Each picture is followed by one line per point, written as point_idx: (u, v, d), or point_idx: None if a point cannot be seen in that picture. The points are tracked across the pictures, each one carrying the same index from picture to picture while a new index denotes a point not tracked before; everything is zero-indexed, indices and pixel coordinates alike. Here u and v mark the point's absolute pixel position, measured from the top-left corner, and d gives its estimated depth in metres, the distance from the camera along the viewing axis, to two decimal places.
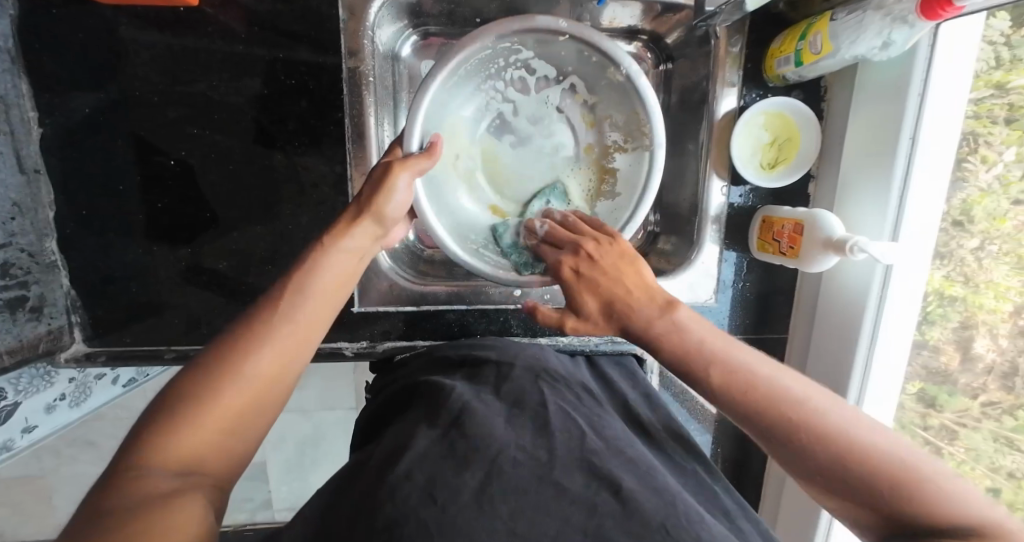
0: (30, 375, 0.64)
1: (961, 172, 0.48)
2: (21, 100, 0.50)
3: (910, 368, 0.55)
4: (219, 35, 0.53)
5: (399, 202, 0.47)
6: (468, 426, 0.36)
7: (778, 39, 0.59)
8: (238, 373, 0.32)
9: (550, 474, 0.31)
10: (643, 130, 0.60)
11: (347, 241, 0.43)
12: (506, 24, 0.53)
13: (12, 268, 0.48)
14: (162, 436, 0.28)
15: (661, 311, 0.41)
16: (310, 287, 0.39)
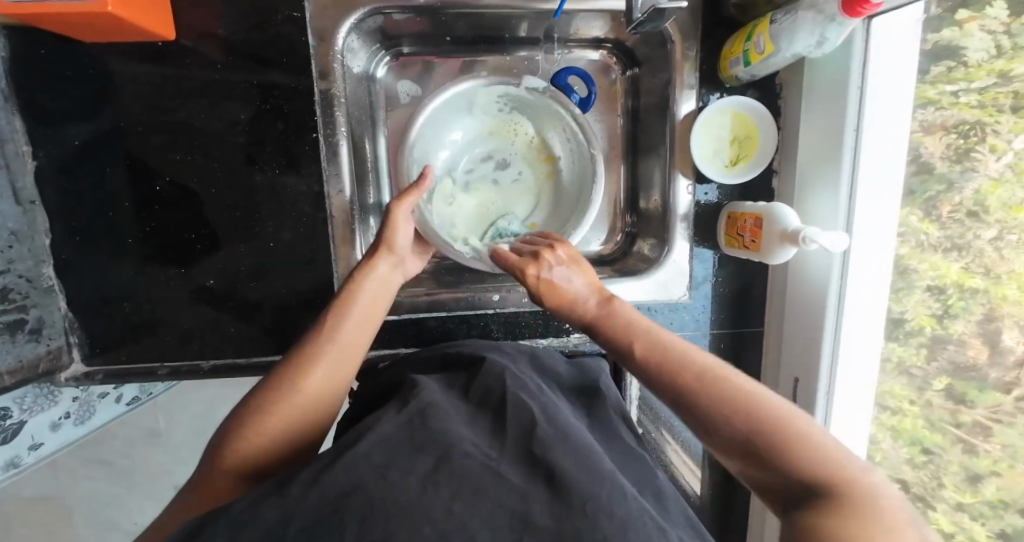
0: (34, 395, 0.69)
1: (970, 161, 0.46)
2: (15, 135, 0.54)
3: (935, 362, 0.51)
4: (197, 65, 0.56)
5: (404, 234, 0.57)
6: (431, 419, 0.38)
7: (729, 42, 0.61)
8: (299, 386, 0.44)
9: (495, 465, 0.34)
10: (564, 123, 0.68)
11: (371, 277, 0.55)
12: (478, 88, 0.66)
13: (11, 292, 0.52)
14: (245, 429, 0.40)
15: (589, 294, 0.50)
16: (347, 323, 0.50)
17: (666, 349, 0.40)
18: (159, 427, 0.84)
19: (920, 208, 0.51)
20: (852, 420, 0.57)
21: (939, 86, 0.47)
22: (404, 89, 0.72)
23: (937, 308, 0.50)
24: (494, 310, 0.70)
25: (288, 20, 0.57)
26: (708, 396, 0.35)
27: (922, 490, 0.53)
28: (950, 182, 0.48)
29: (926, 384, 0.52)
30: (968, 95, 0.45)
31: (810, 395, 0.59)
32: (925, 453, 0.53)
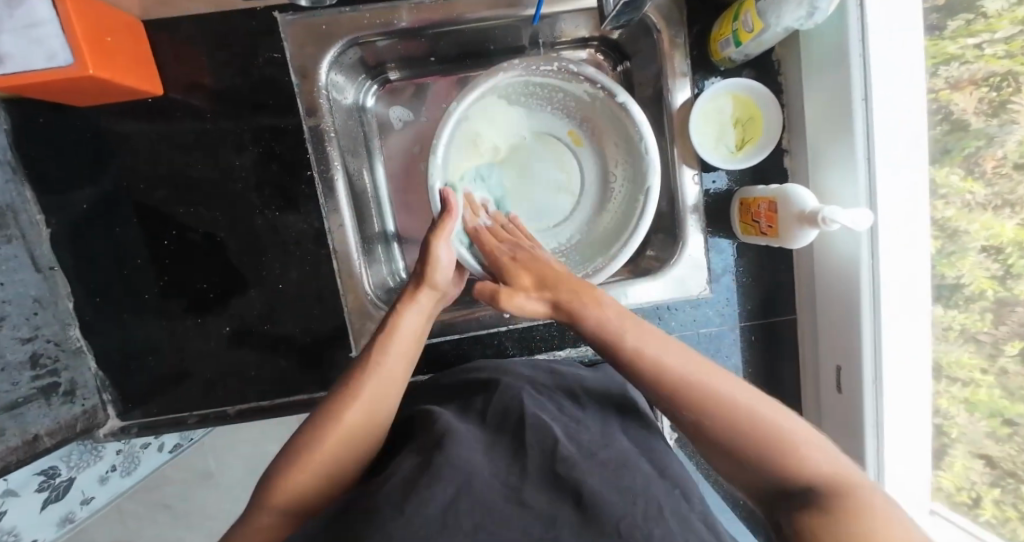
0: (80, 451, 0.68)
1: (1010, 113, 0.42)
2: (27, 205, 0.55)
3: (1006, 326, 0.45)
4: (188, 116, 0.58)
5: (444, 269, 0.52)
6: (447, 446, 0.37)
7: (717, 23, 0.59)
8: (335, 426, 0.41)
9: (517, 495, 0.33)
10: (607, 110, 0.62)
11: (413, 307, 0.51)
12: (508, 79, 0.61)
13: (42, 358, 0.54)
14: (307, 455, 0.40)
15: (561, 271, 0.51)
16: (388, 343, 0.47)
17: (695, 384, 0.35)
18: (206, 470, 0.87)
19: (961, 166, 0.46)
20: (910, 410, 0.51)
21: (960, 41, 0.45)
22: (397, 116, 0.73)
23: (998, 270, 0.45)
24: (506, 327, 0.67)
25: (269, 62, 0.58)
26: (735, 425, 0.33)
27: (1014, 466, 0.46)
28: (990, 137, 0.44)
29: (998, 350, 0.46)
30: (994, 47, 0.43)
31: (857, 384, 0.54)
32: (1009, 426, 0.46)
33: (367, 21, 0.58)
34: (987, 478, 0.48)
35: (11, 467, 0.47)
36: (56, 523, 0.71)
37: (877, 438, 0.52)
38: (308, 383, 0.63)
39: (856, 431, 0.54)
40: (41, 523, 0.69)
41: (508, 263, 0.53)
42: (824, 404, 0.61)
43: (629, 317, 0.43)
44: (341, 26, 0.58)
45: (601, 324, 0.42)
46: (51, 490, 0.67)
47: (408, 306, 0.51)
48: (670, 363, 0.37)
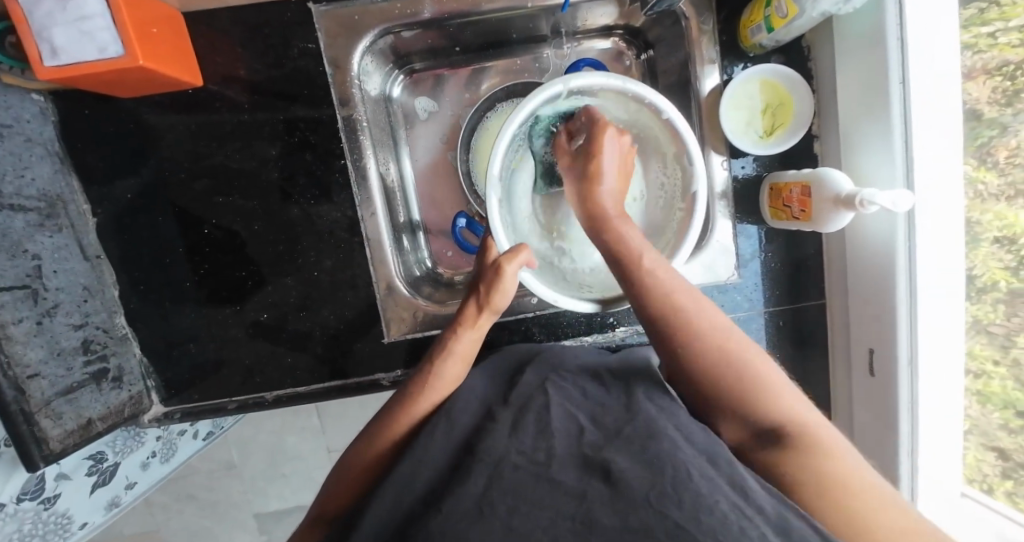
0: (124, 438, 0.69)
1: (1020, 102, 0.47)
2: (75, 196, 0.58)
3: (1018, 317, 0.49)
4: (226, 108, 0.59)
5: (507, 294, 0.52)
6: (476, 445, 0.38)
7: (747, 9, 0.58)
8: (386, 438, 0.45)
9: (545, 471, 0.34)
10: (650, 119, 0.58)
11: (466, 332, 0.52)
12: (561, 84, 0.53)
13: (92, 344, 0.56)
14: (356, 460, 0.45)
15: (620, 219, 0.48)
16: (442, 370, 0.49)
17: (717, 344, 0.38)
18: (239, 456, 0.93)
19: (973, 156, 0.50)
20: (944, 391, 0.51)
21: (973, 29, 0.47)
22: (422, 106, 0.73)
23: (1011, 261, 0.49)
24: (533, 314, 0.68)
25: (303, 53, 0.59)
26: (748, 389, 0.36)
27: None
28: (1003, 126, 0.48)
29: (1010, 341, 0.50)
30: (1008, 35, 0.45)
31: (890, 367, 0.54)
32: (1019, 417, 0.51)
33: (397, 11, 0.59)
34: (999, 470, 0.52)
35: (68, 450, 0.49)
36: (104, 507, 0.72)
37: (911, 417, 0.52)
38: (347, 368, 0.65)
39: (889, 413, 0.55)
40: (90, 507, 0.70)
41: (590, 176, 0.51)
42: (858, 390, 0.61)
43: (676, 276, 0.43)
44: (373, 16, 0.59)
45: (649, 271, 0.43)
46: (98, 474, 0.68)
47: (462, 326, 0.52)
48: (698, 323, 0.39)
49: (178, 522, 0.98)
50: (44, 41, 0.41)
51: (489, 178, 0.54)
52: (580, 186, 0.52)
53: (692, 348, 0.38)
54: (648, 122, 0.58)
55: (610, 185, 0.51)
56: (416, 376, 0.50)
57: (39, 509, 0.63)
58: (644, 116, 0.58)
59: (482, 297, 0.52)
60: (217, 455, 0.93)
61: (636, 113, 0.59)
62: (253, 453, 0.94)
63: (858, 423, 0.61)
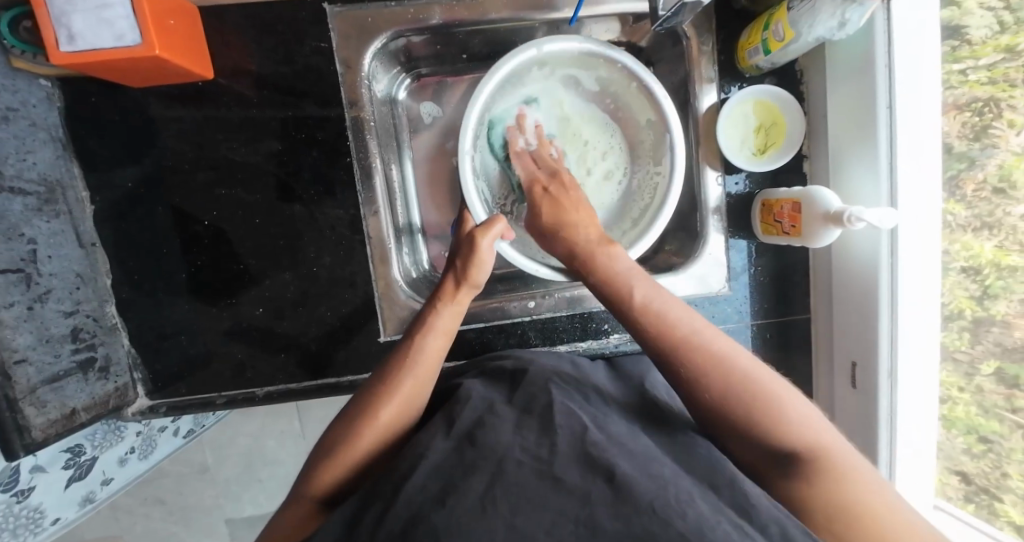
0: (103, 431, 0.67)
1: (989, 139, 0.50)
2: (74, 182, 0.57)
3: (981, 346, 0.53)
4: (235, 102, 0.59)
5: (484, 266, 0.56)
6: (479, 438, 0.38)
7: (745, 31, 0.61)
8: (372, 419, 0.44)
9: (549, 468, 0.34)
10: (620, 80, 0.65)
11: (448, 306, 0.54)
12: (534, 42, 0.59)
13: (81, 332, 0.54)
14: (339, 444, 0.43)
15: (600, 243, 0.54)
16: (421, 345, 0.50)
17: (722, 362, 0.39)
18: (218, 455, 0.91)
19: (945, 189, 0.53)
20: (921, 403, 0.54)
21: (947, 66, 0.51)
22: (427, 111, 0.74)
23: (976, 290, 0.52)
24: (530, 318, 0.69)
25: (316, 51, 0.60)
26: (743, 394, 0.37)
27: (986, 482, 0.54)
28: (971, 160, 0.51)
29: (975, 370, 0.54)
30: (977, 73, 0.49)
31: (871, 380, 0.56)
32: (981, 442, 0.55)
33: (410, 15, 0.61)
34: (962, 493, 0.56)
35: (50, 439, 0.47)
36: (77, 503, 0.70)
37: (891, 428, 0.54)
38: (341, 367, 0.64)
39: (868, 424, 0.57)
40: (63, 503, 0.67)
41: (544, 192, 0.63)
42: (840, 401, 0.63)
43: (658, 290, 0.47)
44: (385, 19, 0.60)
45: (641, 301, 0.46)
46: (75, 468, 0.66)
47: (443, 302, 0.54)
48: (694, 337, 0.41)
49: (142, 525, 0.94)
50: (62, 26, 0.42)
51: (461, 153, 0.60)
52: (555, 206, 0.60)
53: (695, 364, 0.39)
54: (618, 82, 0.66)
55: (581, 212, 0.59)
56: (396, 357, 0.50)
57: (13, 501, 0.60)
58: (611, 77, 0.66)
59: (460, 271, 0.56)
60: (194, 455, 0.90)
61: (610, 77, 0.66)
62: (234, 454, 0.91)
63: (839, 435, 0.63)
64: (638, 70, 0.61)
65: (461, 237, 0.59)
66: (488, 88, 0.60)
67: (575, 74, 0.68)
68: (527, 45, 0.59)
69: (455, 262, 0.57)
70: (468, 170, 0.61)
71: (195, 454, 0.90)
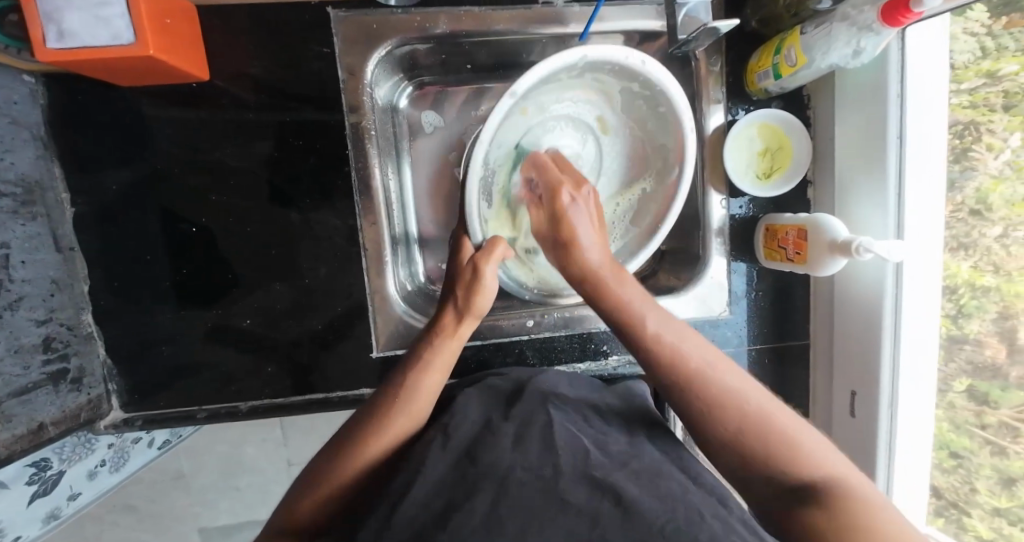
0: (73, 444, 0.64)
1: (969, 161, 0.50)
2: (55, 183, 0.54)
3: (954, 363, 0.53)
4: (231, 105, 0.57)
5: (488, 291, 0.53)
6: (480, 456, 0.36)
7: (756, 54, 0.61)
8: (362, 453, 0.41)
9: (554, 488, 0.33)
10: (654, 101, 0.57)
11: (448, 338, 0.51)
12: (578, 51, 0.49)
13: (54, 341, 0.51)
14: (324, 476, 0.40)
15: (607, 268, 0.49)
16: (419, 380, 0.47)
17: (747, 415, 0.36)
18: (195, 466, 0.87)
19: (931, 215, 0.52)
20: (917, 434, 0.54)
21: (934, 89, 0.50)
22: (428, 120, 0.73)
23: (951, 309, 0.53)
24: (528, 336, 0.67)
25: (319, 57, 0.58)
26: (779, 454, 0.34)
27: (956, 497, 0.55)
28: (951, 182, 0.51)
29: (947, 386, 0.54)
30: (959, 96, 0.49)
31: (870, 410, 0.56)
32: (952, 457, 0.55)
33: (417, 23, 0.59)
34: (933, 508, 0.57)
35: (15, 456, 0.43)
36: (41, 519, 0.67)
37: (889, 461, 0.54)
38: (332, 382, 0.62)
39: (866, 456, 0.57)
40: (26, 519, 0.64)
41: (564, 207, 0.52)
42: (836, 429, 0.63)
43: (672, 324, 0.43)
44: (391, 27, 0.59)
45: (652, 334, 0.42)
46: (40, 482, 0.62)
47: (440, 334, 0.51)
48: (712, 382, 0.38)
49: (109, 538, 0.89)
50: (52, 23, 0.39)
51: (471, 162, 0.50)
52: (562, 252, 0.51)
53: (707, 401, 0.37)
54: (654, 105, 0.57)
55: (592, 240, 0.50)
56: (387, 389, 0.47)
57: None
58: (646, 96, 0.57)
59: (461, 303, 0.52)
60: (169, 467, 0.86)
61: (641, 95, 0.57)
62: (213, 465, 0.88)
63: None
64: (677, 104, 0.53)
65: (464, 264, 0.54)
66: (505, 107, 0.49)
67: (604, 83, 0.58)
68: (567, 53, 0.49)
69: (454, 287, 0.53)
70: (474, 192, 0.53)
71: (169, 466, 0.86)
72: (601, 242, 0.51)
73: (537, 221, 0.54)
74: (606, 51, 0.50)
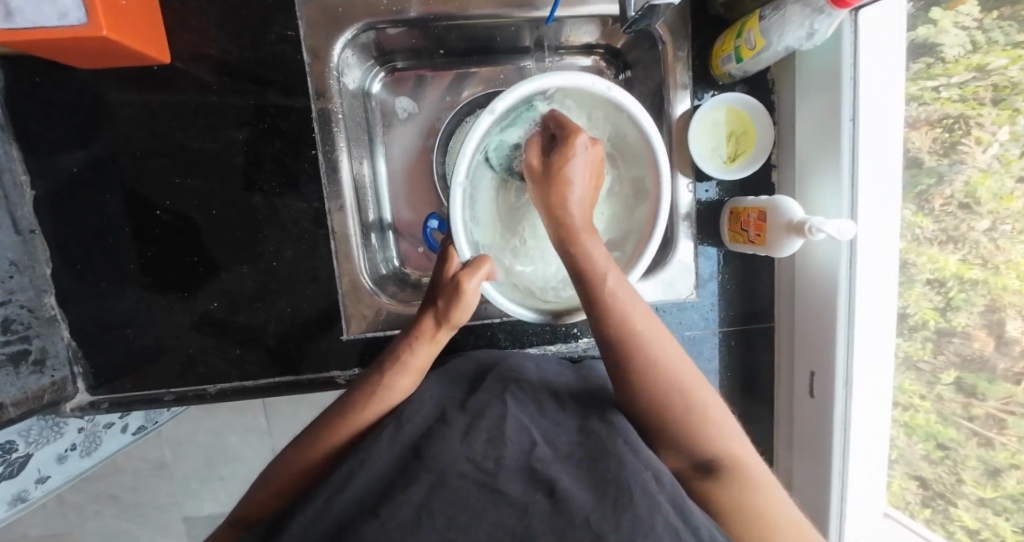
0: (40, 427, 0.65)
1: (958, 154, 0.49)
2: (13, 164, 0.54)
3: (942, 356, 0.53)
4: (192, 87, 0.57)
5: (468, 308, 0.50)
6: (425, 451, 0.36)
7: (720, 39, 0.62)
8: (328, 442, 0.43)
9: (492, 481, 0.34)
10: (627, 125, 0.57)
11: (421, 347, 0.49)
12: (547, 73, 0.50)
13: (13, 323, 0.51)
14: (293, 462, 0.43)
15: (589, 237, 0.46)
16: (392, 381, 0.47)
17: (693, 402, 0.39)
18: (171, 453, 0.87)
19: (913, 202, 0.53)
20: (873, 411, 0.56)
21: (920, 82, 0.51)
22: (402, 106, 0.73)
23: (939, 301, 0.52)
24: (499, 319, 0.68)
25: (282, 40, 0.58)
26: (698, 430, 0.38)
27: (942, 488, 0.56)
28: (940, 175, 0.51)
29: (936, 379, 0.55)
30: (949, 90, 0.49)
31: (827, 388, 0.58)
32: (940, 449, 0.56)
33: (383, 7, 0.59)
34: (919, 498, 0.57)
35: None
36: (7, 502, 0.67)
37: (844, 437, 0.56)
38: (302, 364, 0.62)
39: (824, 431, 0.59)
40: None
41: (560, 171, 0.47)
42: (797, 407, 0.65)
43: (634, 294, 0.44)
44: (357, 10, 0.59)
45: (611, 292, 0.43)
46: (6, 465, 0.64)
47: (417, 338, 0.50)
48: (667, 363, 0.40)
49: (86, 524, 0.89)
50: None
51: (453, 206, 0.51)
52: (546, 191, 0.47)
53: (650, 375, 0.39)
54: (626, 128, 0.58)
55: (579, 194, 0.47)
56: (363, 384, 0.47)
57: None
58: (620, 119, 0.57)
59: (441, 312, 0.50)
60: (145, 455, 0.86)
61: (613, 118, 0.58)
62: (190, 453, 0.88)
63: (797, 440, 0.65)
64: (640, 120, 0.53)
65: (445, 276, 0.51)
66: (482, 125, 0.50)
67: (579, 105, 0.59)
68: (537, 78, 0.50)
69: (438, 295, 0.51)
70: (457, 202, 0.50)
71: (145, 453, 0.86)
72: (588, 206, 0.48)
73: (538, 164, 0.49)
74: (544, 78, 0.50)
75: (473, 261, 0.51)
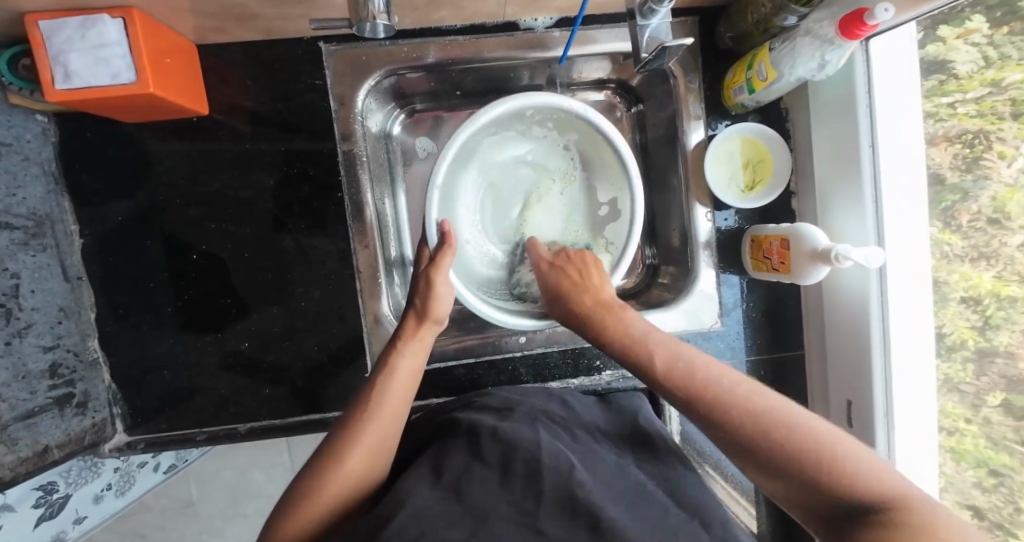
0: (80, 468, 0.65)
1: (981, 169, 0.47)
2: (64, 216, 0.57)
3: (987, 377, 0.49)
4: (228, 137, 0.60)
5: (443, 300, 0.55)
6: (460, 486, 0.36)
7: (730, 72, 0.63)
8: (337, 468, 0.40)
9: (534, 520, 0.33)
10: (603, 147, 0.61)
11: (410, 345, 0.53)
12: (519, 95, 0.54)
13: (60, 367, 0.53)
14: (307, 493, 0.39)
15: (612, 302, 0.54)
16: (387, 388, 0.47)
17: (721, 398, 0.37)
18: (199, 493, 0.87)
19: (938, 219, 0.51)
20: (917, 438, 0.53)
21: (935, 99, 0.49)
22: (422, 146, 0.75)
23: (977, 320, 0.48)
24: (521, 353, 0.68)
25: (310, 89, 0.61)
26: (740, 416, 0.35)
27: (1000, 518, 0.49)
28: (965, 191, 0.48)
29: (981, 401, 0.50)
30: (965, 105, 0.47)
31: (867, 417, 0.55)
32: (994, 476, 0.49)
33: (403, 54, 0.62)
34: None
35: (18, 477, 0.45)
36: None
37: None
38: (330, 402, 0.63)
39: None
40: None
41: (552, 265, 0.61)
42: None
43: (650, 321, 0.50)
44: (380, 57, 0.61)
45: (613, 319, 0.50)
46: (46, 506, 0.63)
47: (403, 340, 0.53)
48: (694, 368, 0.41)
49: None
50: (59, 65, 0.43)
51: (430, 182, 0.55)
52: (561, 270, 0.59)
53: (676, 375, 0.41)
54: (599, 146, 0.62)
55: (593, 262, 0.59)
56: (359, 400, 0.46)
57: None
58: (594, 139, 0.61)
59: (420, 310, 0.55)
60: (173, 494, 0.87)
61: (586, 135, 0.62)
62: (217, 492, 0.88)
63: None
64: (604, 130, 0.57)
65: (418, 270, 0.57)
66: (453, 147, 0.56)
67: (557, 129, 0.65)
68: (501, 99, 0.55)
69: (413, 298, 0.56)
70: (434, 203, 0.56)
71: (173, 493, 0.87)
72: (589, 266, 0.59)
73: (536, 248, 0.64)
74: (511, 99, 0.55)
75: (439, 239, 0.56)
